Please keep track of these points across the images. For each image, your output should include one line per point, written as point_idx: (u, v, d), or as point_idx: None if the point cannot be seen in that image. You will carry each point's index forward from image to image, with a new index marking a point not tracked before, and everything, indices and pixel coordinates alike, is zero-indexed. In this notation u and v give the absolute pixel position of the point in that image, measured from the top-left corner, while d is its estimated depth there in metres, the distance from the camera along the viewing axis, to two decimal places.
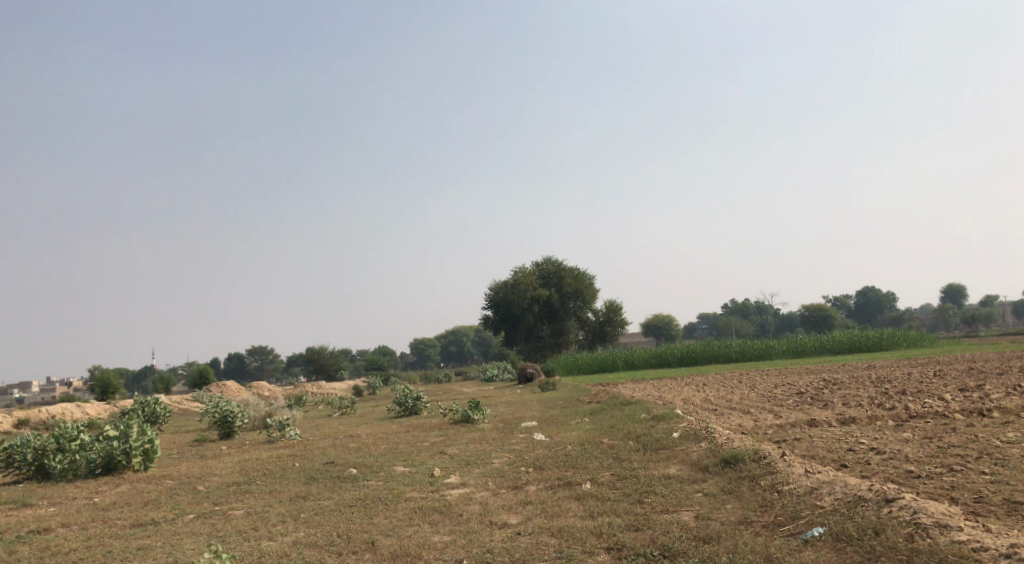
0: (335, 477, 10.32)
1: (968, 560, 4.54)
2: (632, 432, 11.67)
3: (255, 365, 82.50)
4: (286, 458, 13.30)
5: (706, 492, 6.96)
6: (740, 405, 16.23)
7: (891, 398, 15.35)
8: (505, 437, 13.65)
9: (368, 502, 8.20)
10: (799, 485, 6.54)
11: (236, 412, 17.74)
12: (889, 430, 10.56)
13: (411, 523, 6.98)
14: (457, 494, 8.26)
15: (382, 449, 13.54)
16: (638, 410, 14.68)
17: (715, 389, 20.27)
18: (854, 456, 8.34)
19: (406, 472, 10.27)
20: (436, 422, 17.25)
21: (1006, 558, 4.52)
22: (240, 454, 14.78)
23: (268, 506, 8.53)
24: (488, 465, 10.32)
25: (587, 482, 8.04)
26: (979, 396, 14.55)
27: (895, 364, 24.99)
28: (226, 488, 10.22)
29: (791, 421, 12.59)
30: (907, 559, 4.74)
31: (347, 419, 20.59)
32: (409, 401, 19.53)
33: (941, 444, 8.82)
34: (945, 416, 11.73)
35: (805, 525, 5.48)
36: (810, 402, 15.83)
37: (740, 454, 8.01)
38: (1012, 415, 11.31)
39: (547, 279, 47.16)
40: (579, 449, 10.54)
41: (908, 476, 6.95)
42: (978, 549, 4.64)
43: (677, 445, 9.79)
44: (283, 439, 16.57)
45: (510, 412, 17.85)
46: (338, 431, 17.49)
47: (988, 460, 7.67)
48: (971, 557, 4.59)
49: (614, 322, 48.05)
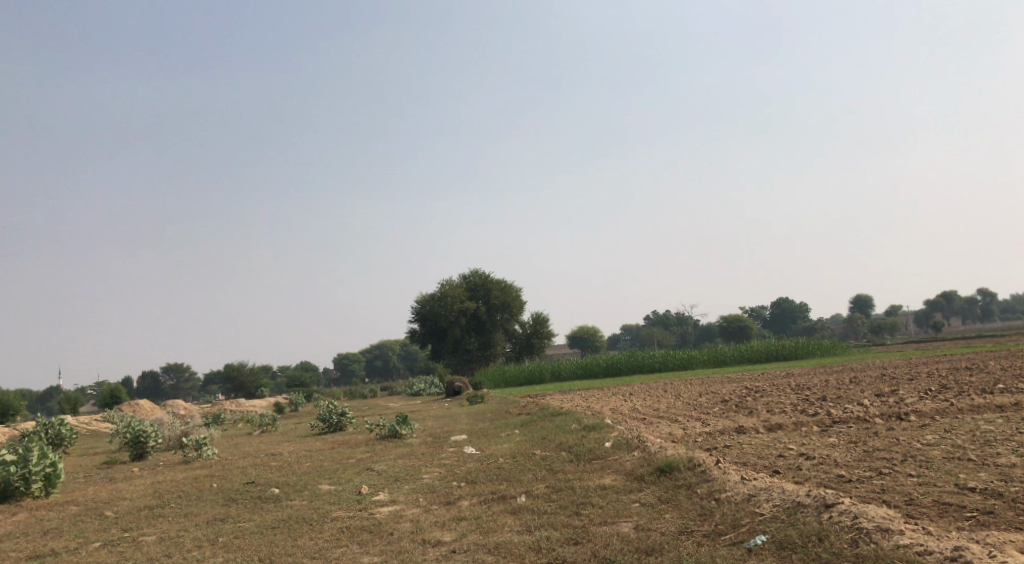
0: (256, 498, 9.82)
1: None
2: (564, 443, 11.54)
3: (171, 384, 79.40)
4: (203, 479, 12.64)
5: (644, 502, 6.84)
6: (668, 413, 16.34)
7: (813, 404, 15.69)
8: (434, 451, 13.33)
9: (293, 523, 7.79)
10: (737, 492, 6.49)
11: (149, 432, 16.84)
12: (815, 435, 10.73)
13: (339, 544, 6.62)
14: (387, 512, 7.93)
15: (306, 467, 13.02)
16: (567, 421, 14.58)
17: (642, 398, 20.43)
18: (785, 462, 8.40)
19: (332, 491, 9.86)
20: (363, 438, 16.77)
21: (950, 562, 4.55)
22: (153, 476, 13.97)
23: (182, 530, 8.00)
24: (418, 481, 10.00)
25: (522, 495, 7.85)
26: (894, 400, 15.02)
27: (813, 372, 25.78)
28: (137, 513, 9.59)
29: (719, 428, 12.68)
30: None
31: (268, 437, 19.84)
32: (333, 416, 18.94)
33: (866, 448, 8.97)
34: (866, 421, 12.03)
35: (746, 534, 5.40)
36: (735, 410, 16.04)
37: (675, 462, 7.96)
38: (929, 418, 11.67)
39: (474, 291, 46.93)
40: (511, 462, 10.34)
41: (840, 481, 6.99)
42: (922, 553, 4.66)
43: (610, 455, 9.70)
44: (201, 459, 15.80)
45: (439, 426, 17.51)
46: (259, 449, 16.81)
47: (914, 462, 7.81)
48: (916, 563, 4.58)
49: (542, 334, 48.19)
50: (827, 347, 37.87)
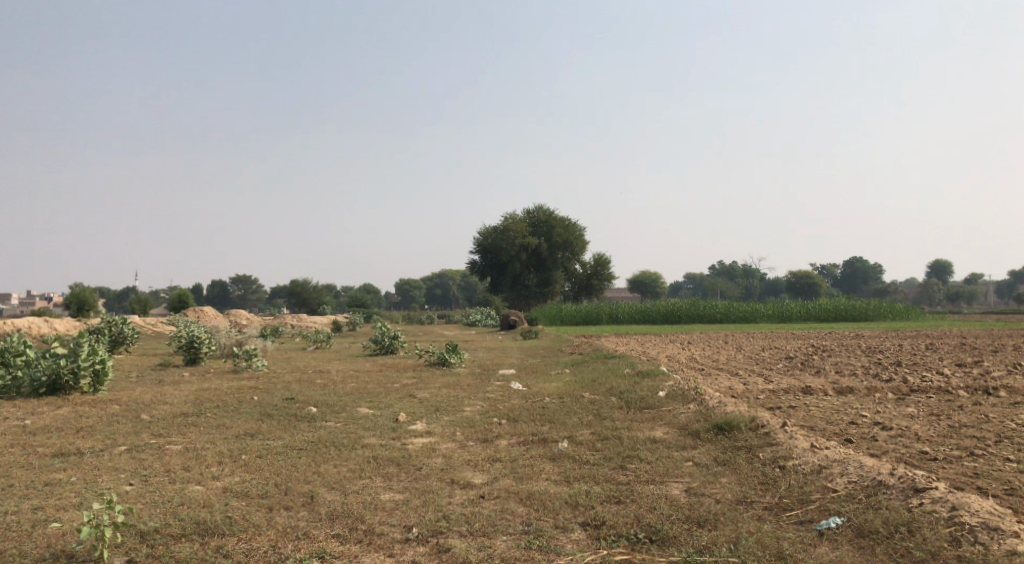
0: (292, 415, 9.45)
1: None
2: (615, 388, 10.92)
3: (238, 294, 81.67)
4: (246, 390, 12.44)
5: (697, 462, 6.16)
6: (727, 365, 15.55)
7: (886, 370, 14.62)
8: (481, 383, 12.90)
9: (320, 447, 7.35)
10: (806, 461, 5.73)
11: (203, 338, 16.81)
12: (890, 404, 9.80)
13: (362, 476, 6.07)
14: (419, 444, 7.44)
15: (350, 388, 12.69)
16: (621, 364, 13.94)
17: (700, 348, 19.65)
18: (858, 430, 7.58)
19: (369, 415, 9.42)
20: (412, 363, 16.41)
21: None
22: (200, 383, 13.88)
23: (209, 443, 7.65)
24: (459, 413, 9.50)
25: (565, 440, 7.27)
26: (978, 373, 13.89)
27: (884, 335, 24.51)
28: (172, 419, 9.38)
29: (784, 387, 11.82)
30: None
31: (320, 353, 19.79)
32: (386, 339, 18.67)
33: (952, 423, 8.05)
34: (948, 392, 11.02)
35: (817, 513, 4.63)
36: (801, 368, 15.15)
37: (735, 421, 7.24)
38: (1021, 397, 10.61)
39: (537, 227, 46.16)
40: (557, 403, 9.72)
41: (922, 458, 6.17)
42: None
43: (663, 406, 9.00)
44: (250, 370, 15.71)
45: (489, 358, 17.10)
46: (309, 365, 16.69)
47: (1010, 445, 6.90)
48: None
49: (602, 276, 47.26)
50: (899, 310, 36.17)
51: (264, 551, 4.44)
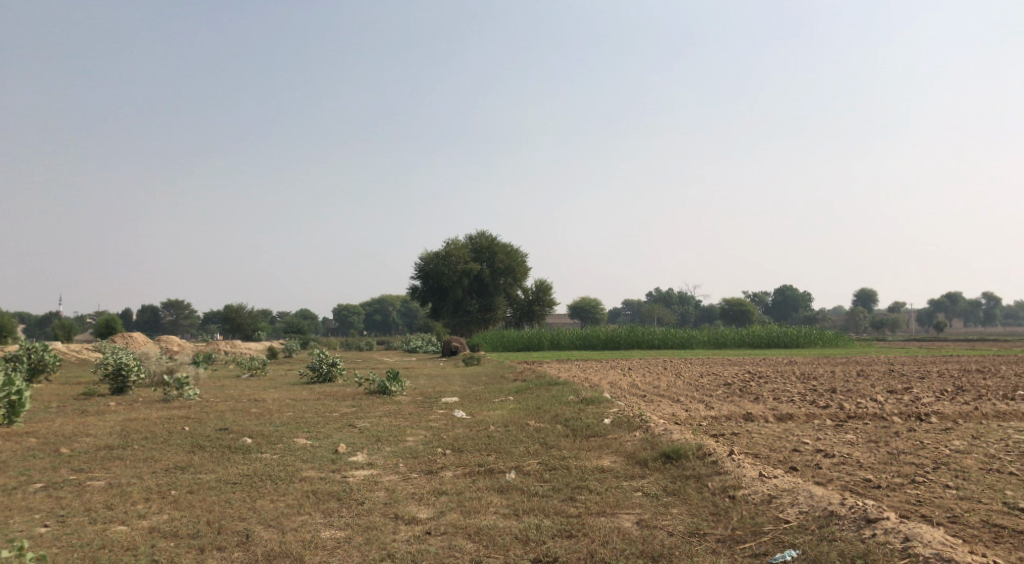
0: (224, 447, 9.04)
1: None
2: (560, 415, 10.82)
3: (169, 319, 79.15)
4: (177, 420, 11.91)
5: (647, 492, 6.07)
6: (669, 392, 15.64)
7: (823, 396, 14.91)
8: (423, 411, 12.65)
9: (256, 481, 7.01)
10: (756, 491, 5.71)
11: (131, 365, 16.08)
12: (830, 430, 9.94)
13: (301, 512, 5.79)
14: (361, 477, 7.17)
15: (287, 417, 12.28)
16: (564, 391, 13.86)
17: (642, 374, 19.77)
18: (801, 458, 7.63)
19: (307, 446, 9.08)
20: (351, 391, 16.01)
21: None
22: (127, 413, 13.24)
23: (135, 478, 7.22)
24: (401, 444, 9.23)
25: (511, 471, 7.10)
26: (910, 399, 14.27)
27: (817, 362, 25.12)
28: (95, 452, 8.86)
29: (726, 413, 11.91)
30: None
31: (255, 381, 19.16)
32: (324, 366, 18.20)
33: (891, 450, 8.17)
34: (884, 418, 11.27)
35: (772, 545, 4.58)
36: (740, 394, 15.33)
37: (682, 449, 7.19)
38: (952, 422, 10.92)
39: (479, 253, 46.06)
40: (502, 431, 9.55)
41: (867, 486, 6.21)
42: None
43: (609, 433, 8.92)
44: (181, 399, 15.07)
45: (431, 385, 16.83)
46: (243, 393, 16.13)
47: (948, 471, 7.02)
48: None
49: (544, 302, 47.37)
50: (829, 337, 37.22)
51: None
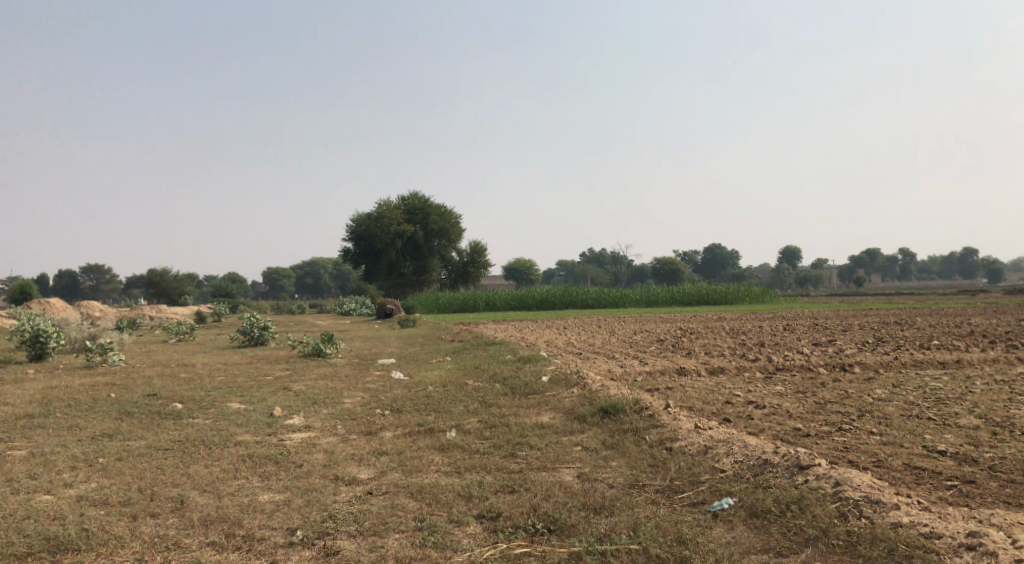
0: (154, 413, 8.76)
1: (920, 549, 3.87)
2: (498, 374, 10.87)
3: (89, 284, 76.14)
4: (102, 387, 11.50)
5: (586, 447, 6.14)
6: (604, 349, 15.87)
7: (752, 350, 15.38)
8: (360, 373, 12.54)
9: (188, 447, 6.81)
10: (692, 442, 5.83)
11: (50, 332, 15.40)
12: (760, 383, 10.25)
13: (237, 476, 5.66)
14: (298, 440, 7.06)
15: (218, 381, 12.00)
16: (502, 350, 13.93)
17: (576, 333, 20.00)
18: (734, 410, 7.84)
19: (241, 411, 8.88)
20: (285, 355, 15.73)
21: (966, 549, 3.87)
22: (47, 380, 12.70)
23: (59, 447, 6.94)
24: (338, 406, 9.12)
25: (452, 429, 7.10)
26: (833, 351, 14.82)
27: (746, 317, 25.84)
28: (14, 421, 8.48)
29: (660, 368, 12.16)
30: (844, 548, 3.99)
31: (183, 346, 18.64)
32: (256, 329, 17.81)
33: (818, 400, 8.48)
34: (810, 370, 11.70)
35: (709, 494, 4.69)
36: (673, 350, 15.69)
37: (620, 404, 7.30)
38: (873, 372, 11.41)
39: (412, 214, 45.55)
40: (440, 391, 9.53)
41: (796, 435, 6.42)
42: (929, 535, 3.98)
43: (548, 390, 9.01)
44: (105, 365, 14.56)
45: (367, 347, 16.68)
46: (172, 359, 15.67)
47: (872, 419, 7.32)
48: (923, 546, 3.90)
49: (478, 263, 47.28)
50: (756, 294, 38.31)
51: None
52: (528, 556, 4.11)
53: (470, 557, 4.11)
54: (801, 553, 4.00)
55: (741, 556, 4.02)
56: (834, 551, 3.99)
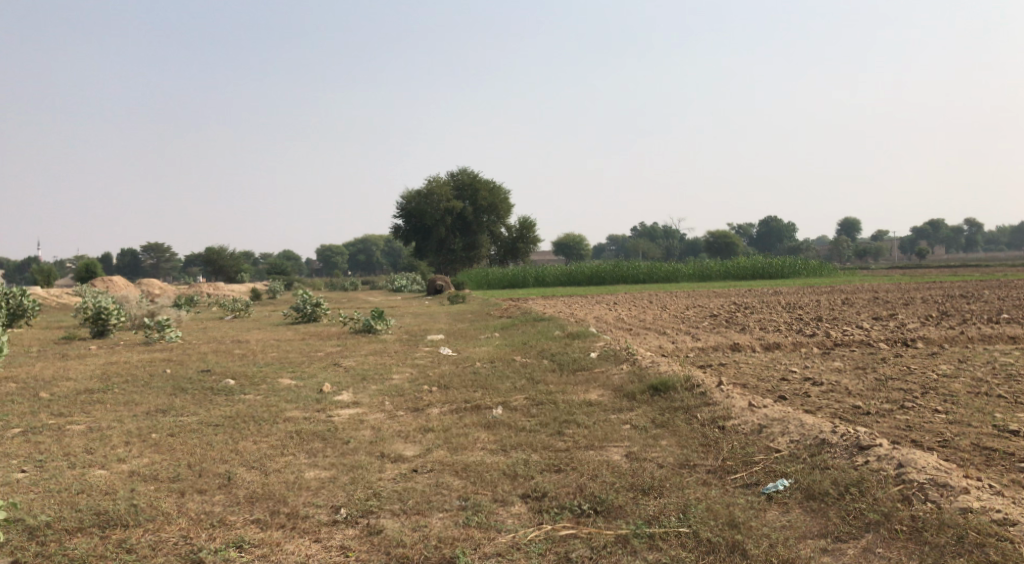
0: (207, 389, 8.90)
1: (991, 537, 3.64)
2: (547, 350, 10.78)
3: (151, 263, 78.36)
4: (159, 363, 11.75)
5: (635, 425, 6.00)
6: (655, 324, 15.63)
7: (808, 324, 14.98)
8: (409, 349, 12.58)
9: (238, 423, 6.88)
10: (745, 421, 5.63)
11: (112, 309, 15.80)
12: (817, 359, 9.93)
13: (285, 453, 5.67)
14: (346, 416, 7.07)
15: (271, 357, 12.17)
16: (551, 326, 13.83)
17: (627, 308, 19.77)
18: (789, 387, 7.58)
19: (291, 386, 8.97)
20: (336, 331, 15.89)
21: None
22: (108, 356, 13.05)
23: (116, 422, 7.08)
24: (386, 382, 9.15)
25: (499, 406, 7.02)
26: (895, 325, 14.34)
27: (802, 291, 25.21)
28: (75, 396, 8.70)
29: (712, 344, 11.91)
30: (907, 534, 3.79)
31: (239, 322, 18.99)
32: (308, 306, 18.02)
33: (878, 376, 8.16)
34: (870, 345, 11.32)
35: (762, 476, 4.51)
36: (726, 325, 15.37)
37: (670, 381, 7.12)
38: (936, 347, 10.98)
39: (462, 190, 45.52)
40: (488, 367, 9.48)
41: (855, 413, 6.17)
42: (1002, 522, 3.75)
43: (596, 366, 8.87)
44: (163, 341, 14.89)
45: (417, 323, 16.75)
46: (227, 335, 15.98)
47: (936, 396, 7.00)
48: (994, 534, 3.67)
49: (528, 239, 47.11)
50: (813, 267, 37.37)
51: (174, 543, 4.03)
52: (574, 538, 4.01)
53: (515, 538, 4.02)
54: (861, 538, 3.81)
55: (796, 541, 3.84)
56: (896, 537, 3.79)
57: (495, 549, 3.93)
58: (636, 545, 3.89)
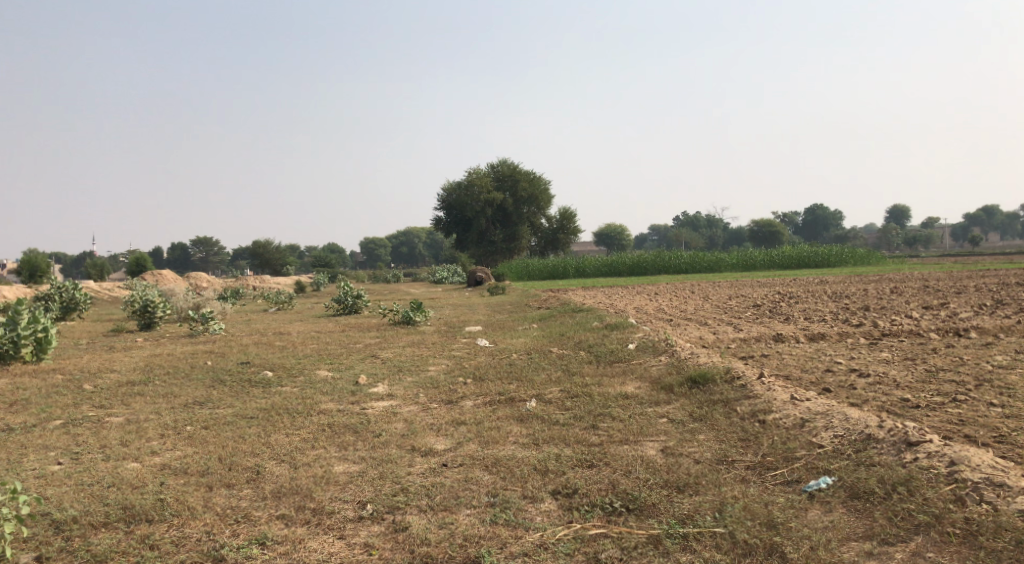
0: (245, 381, 8.94)
1: None
2: (585, 341, 10.63)
3: (200, 256, 79.88)
4: (201, 355, 11.88)
5: (672, 419, 5.82)
6: (696, 315, 15.37)
7: (855, 314, 14.56)
8: (446, 340, 12.54)
9: (272, 415, 6.86)
10: (788, 415, 5.42)
11: (158, 302, 16.05)
12: (864, 349, 9.61)
13: (315, 446, 5.63)
14: (380, 409, 7.01)
15: (310, 349, 12.23)
16: (589, 317, 13.66)
17: (668, 298, 19.51)
18: (834, 378, 7.32)
19: (327, 378, 8.95)
20: (376, 322, 15.93)
21: None
22: (153, 348, 13.26)
23: (153, 414, 7.12)
24: (422, 374, 9.09)
25: (533, 399, 6.90)
26: (946, 314, 13.86)
27: (848, 280, 24.61)
28: (117, 388, 8.81)
29: (754, 334, 11.64)
30: (960, 537, 3.57)
31: (281, 314, 19.17)
32: (348, 298, 18.10)
33: (929, 367, 7.84)
34: (919, 334, 10.94)
35: (805, 473, 4.31)
36: (770, 315, 15.04)
37: (709, 373, 6.92)
38: (990, 337, 10.57)
39: (502, 182, 45.40)
40: (524, 359, 9.37)
41: (905, 407, 5.90)
42: None
43: (635, 358, 8.69)
44: (207, 333, 15.06)
45: (455, 315, 16.71)
46: (269, 327, 16.11)
47: (990, 389, 6.68)
48: None
49: (568, 230, 46.83)
50: (861, 255, 36.48)
51: (197, 539, 4.01)
52: (605, 538, 3.87)
53: (543, 537, 3.90)
54: (910, 541, 3.60)
55: (840, 543, 3.65)
56: (947, 540, 3.57)
57: (522, 549, 3.82)
58: (669, 546, 3.74)
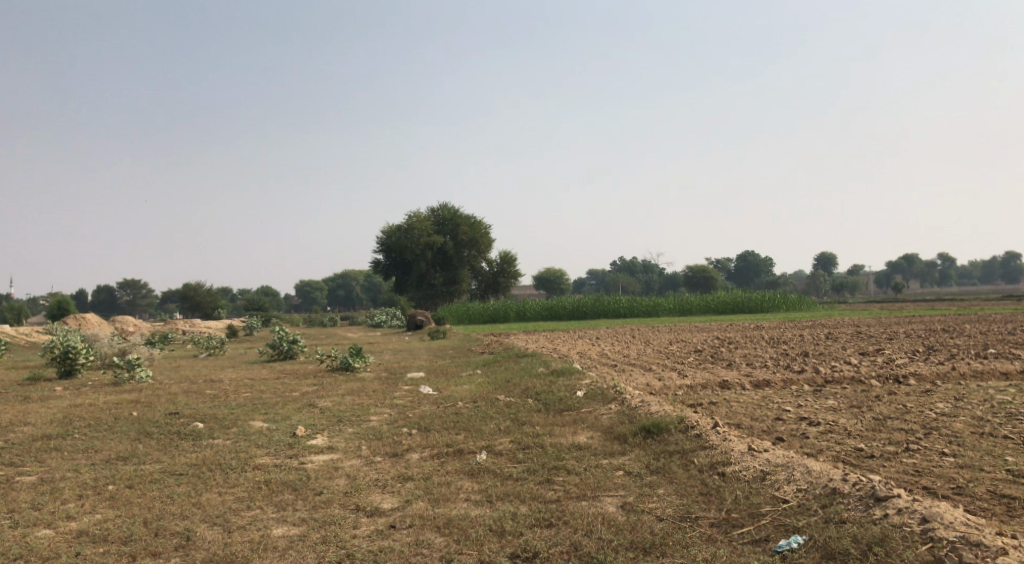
0: (173, 434, 8.39)
1: None
2: (531, 388, 10.38)
3: (127, 299, 77.06)
4: (126, 405, 11.21)
5: (629, 471, 5.62)
6: (640, 361, 15.28)
7: (796, 360, 14.68)
8: (388, 388, 12.13)
9: (204, 472, 6.41)
10: (747, 467, 5.28)
11: (80, 348, 15.19)
12: (810, 396, 9.62)
13: (251, 506, 5.24)
14: (321, 463, 6.61)
15: (243, 398, 11.66)
16: (534, 363, 13.43)
17: (610, 343, 19.42)
18: (786, 427, 7.25)
19: (263, 430, 8.47)
20: (313, 369, 15.39)
21: None
22: (72, 398, 12.48)
23: (70, 473, 6.57)
24: (364, 423, 8.68)
25: (483, 451, 6.61)
26: (883, 360, 14.09)
27: (784, 326, 25.06)
28: (31, 443, 8.16)
29: (700, 381, 11.56)
30: None
31: (212, 360, 18.38)
32: (284, 343, 17.51)
33: (876, 415, 7.84)
34: (860, 382, 11.03)
35: (773, 531, 4.16)
36: (713, 361, 15.06)
37: (663, 422, 6.75)
38: (929, 384, 10.73)
39: (442, 225, 45.25)
40: (470, 408, 9.05)
41: (861, 457, 5.83)
42: None
43: (584, 407, 8.48)
44: (133, 382, 14.28)
45: (396, 361, 16.28)
46: (200, 374, 15.40)
47: (939, 437, 6.69)
48: None
49: (509, 273, 46.83)
50: (792, 301, 37.38)
51: None
52: None
53: None
54: None
55: None
56: None
57: None
58: None
